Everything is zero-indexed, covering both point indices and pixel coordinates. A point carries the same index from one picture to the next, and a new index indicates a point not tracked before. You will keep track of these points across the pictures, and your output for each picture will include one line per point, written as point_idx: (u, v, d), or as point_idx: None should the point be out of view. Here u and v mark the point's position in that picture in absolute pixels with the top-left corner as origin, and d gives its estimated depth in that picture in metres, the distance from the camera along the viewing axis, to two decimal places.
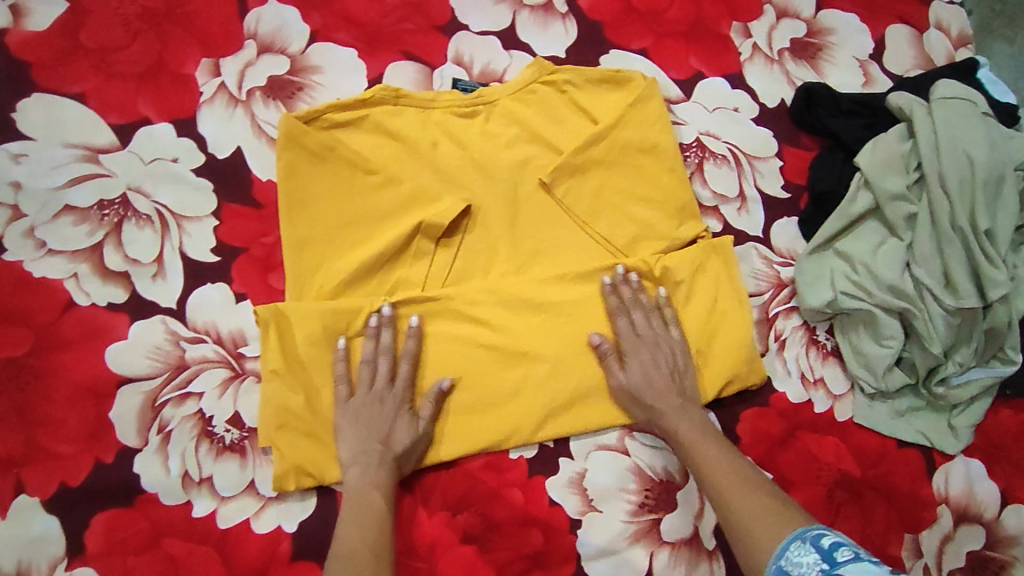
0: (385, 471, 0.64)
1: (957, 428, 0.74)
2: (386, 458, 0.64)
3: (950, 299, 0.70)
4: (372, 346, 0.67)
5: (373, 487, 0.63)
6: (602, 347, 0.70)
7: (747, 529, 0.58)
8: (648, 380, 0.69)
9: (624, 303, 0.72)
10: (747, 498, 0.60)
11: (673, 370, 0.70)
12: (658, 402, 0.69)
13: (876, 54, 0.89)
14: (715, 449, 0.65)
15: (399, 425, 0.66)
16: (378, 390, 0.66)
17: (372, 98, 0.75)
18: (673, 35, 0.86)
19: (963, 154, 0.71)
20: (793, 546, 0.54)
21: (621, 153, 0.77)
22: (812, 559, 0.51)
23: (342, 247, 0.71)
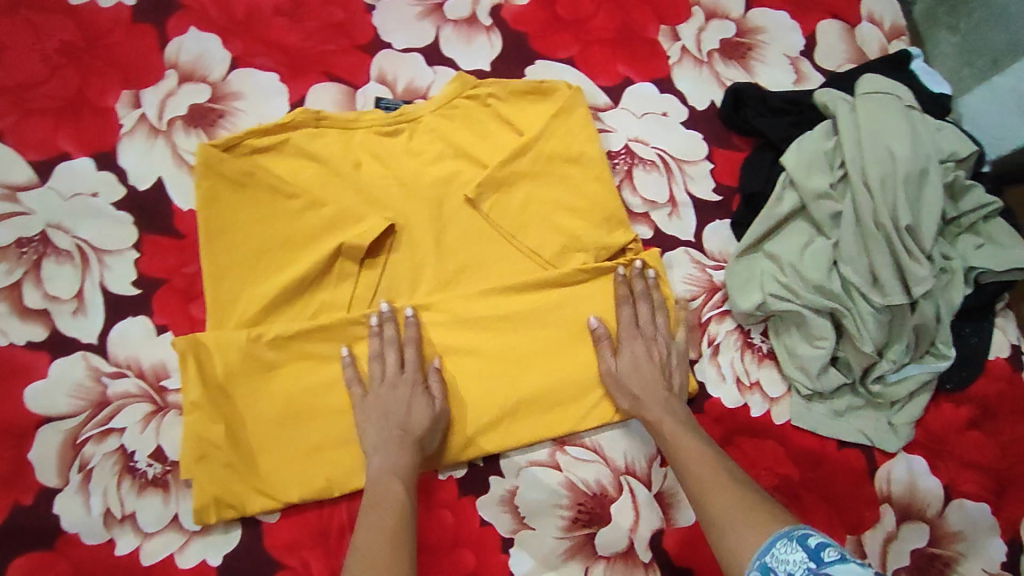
0: (409, 455, 0.64)
1: (896, 426, 0.73)
2: (407, 445, 0.64)
3: (877, 297, 0.69)
4: (378, 342, 0.69)
5: (394, 479, 0.62)
6: (600, 329, 0.71)
7: (722, 529, 0.55)
8: (631, 372, 0.69)
9: (631, 292, 0.72)
10: (727, 495, 0.57)
11: (659, 363, 0.70)
12: (639, 397, 0.68)
13: (807, 51, 0.89)
14: (695, 448, 0.63)
15: (416, 407, 0.66)
16: (391, 377, 0.67)
17: (292, 121, 0.75)
18: (600, 42, 0.86)
19: (886, 149, 0.71)
20: (779, 544, 0.50)
21: (546, 164, 0.77)
22: (799, 558, 0.47)
23: (265, 273, 0.71)
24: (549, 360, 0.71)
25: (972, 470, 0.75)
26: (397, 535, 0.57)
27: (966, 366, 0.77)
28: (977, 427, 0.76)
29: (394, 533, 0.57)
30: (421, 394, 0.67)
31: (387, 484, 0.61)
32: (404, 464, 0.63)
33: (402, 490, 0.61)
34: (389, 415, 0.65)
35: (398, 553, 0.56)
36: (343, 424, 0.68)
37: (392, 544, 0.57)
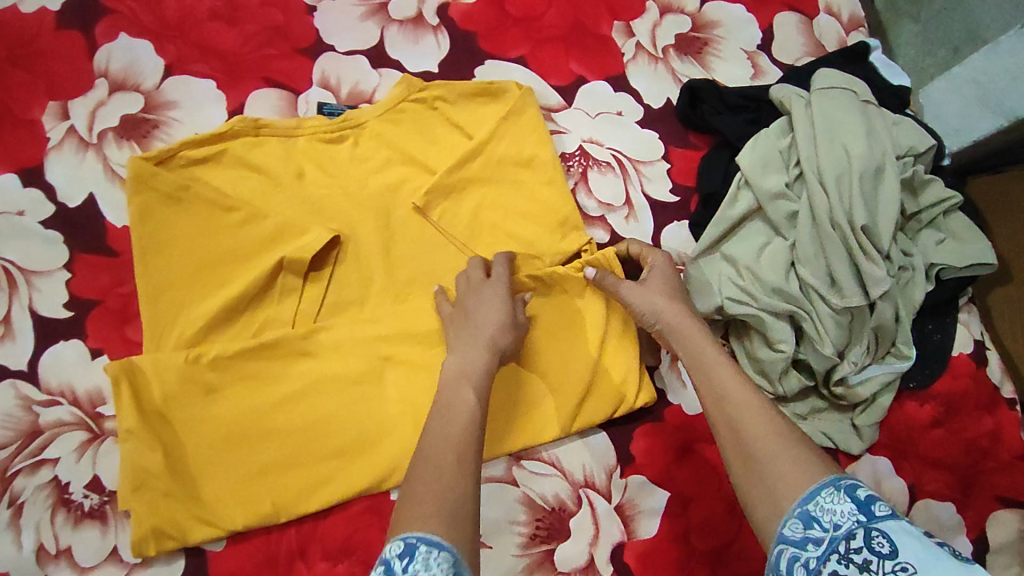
0: (485, 357, 0.59)
1: (860, 428, 0.72)
2: (480, 343, 0.60)
3: (835, 298, 0.68)
4: (464, 278, 0.68)
5: (465, 385, 0.56)
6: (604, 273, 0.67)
7: (763, 464, 0.49)
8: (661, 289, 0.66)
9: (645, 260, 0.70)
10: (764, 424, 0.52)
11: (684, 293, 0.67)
12: (666, 315, 0.63)
13: (764, 44, 0.87)
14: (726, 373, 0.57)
15: (496, 312, 0.64)
16: (475, 285, 0.67)
17: (229, 131, 0.72)
18: (551, 40, 0.83)
19: (841, 147, 0.70)
20: (824, 492, 0.45)
21: (497, 168, 0.75)
22: (848, 509, 0.43)
23: (203, 290, 0.68)
24: (551, 353, 0.70)
25: (938, 469, 0.74)
26: (463, 441, 0.51)
27: (929, 365, 0.77)
28: (940, 424, 0.75)
29: (459, 439, 0.50)
30: (504, 300, 0.65)
31: (457, 390, 0.55)
32: (478, 367, 0.58)
33: (473, 396, 0.55)
34: (467, 318, 0.64)
35: (464, 456, 0.49)
36: (290, 446, 0.65)
37: (455, 449, 0.50)
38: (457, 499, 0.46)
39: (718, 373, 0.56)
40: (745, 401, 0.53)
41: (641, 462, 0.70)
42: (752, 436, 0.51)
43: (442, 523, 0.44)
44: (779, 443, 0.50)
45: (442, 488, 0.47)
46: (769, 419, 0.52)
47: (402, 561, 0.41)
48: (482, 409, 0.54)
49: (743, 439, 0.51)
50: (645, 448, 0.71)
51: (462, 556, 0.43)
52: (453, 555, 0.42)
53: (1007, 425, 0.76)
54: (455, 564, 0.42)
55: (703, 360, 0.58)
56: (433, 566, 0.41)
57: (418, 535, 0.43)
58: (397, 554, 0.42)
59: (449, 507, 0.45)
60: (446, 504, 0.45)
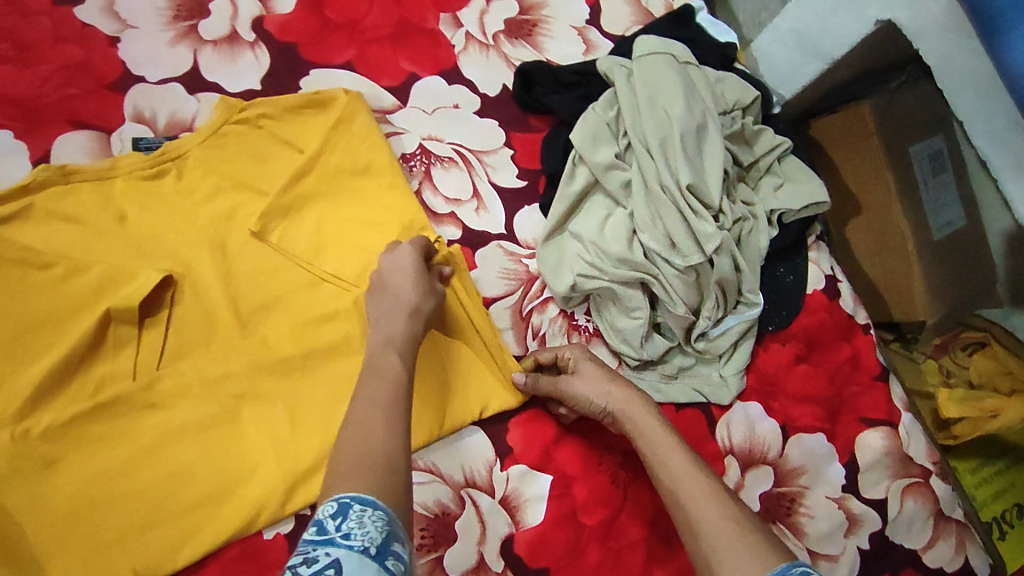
0: (407, 329, 0.59)
1: (726, 377, 0.75)
2: (401, 311, 0.60)
3: (677, 259, 0.69)
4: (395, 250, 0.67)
5: (390, 352, 0.56)
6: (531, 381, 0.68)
7: (717, 555, 0.49)
8: (601, 378, 0.66)
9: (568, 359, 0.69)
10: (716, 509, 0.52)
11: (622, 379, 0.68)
12: (613, 399, 0.64)
13: (593, 19, 0.88)
14: (681, 462, 0.57)
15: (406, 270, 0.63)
16: (392, 257, 0.65)
17: (34, 182, 0.67)
18: (378, 40, 0.82)
19: (662, 110, 0.71)
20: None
21: (333, 180, 0.73)
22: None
23: (25, 359, 0.63)
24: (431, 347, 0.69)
25: (806, 404, 0.77)
26: (392, 402, 0.51)
27: (784, 307, 0.80)
28: (803, 361, 0.79)
29: (387, 400, 0.51)
30: (420, 272, 0.64)
31: (382, 358, 0.56)
32: None
33: (399, 360, 0.56)
34: (387, 292, 0.62)
35: (393, 414, 0.50)
36: (147, 505, 0.61)
37: (383, 411, 0.50)
38: (386, 457, 0.47)
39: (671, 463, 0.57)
40: (697, 486, 0.54)
41: (519, 452, 0.70)
42: (709, 524, 0.51)
43: (374, 484, 0.45)
44: (734, 531, 0.50)
45: (367, 450, 0.47)
46: (721, 502, 0.52)
47: (335, 520, 0.42)
48: (408, 375, 0.55)
49: (698, 530, 0.51)
50: (522, 437, 0.71)
51: (397, 516, 0.44)
52: (387, 513, 0.43)
53: (864, 350, 0.80)
54: (391, 522, 0.43)
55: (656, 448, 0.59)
56: (367, 523, 0.42)
57: (355, 494, 0.44)
58: (332, 513, 0.43)
59: (384, 466, 0.46)
60: (375, 463, 0.46)
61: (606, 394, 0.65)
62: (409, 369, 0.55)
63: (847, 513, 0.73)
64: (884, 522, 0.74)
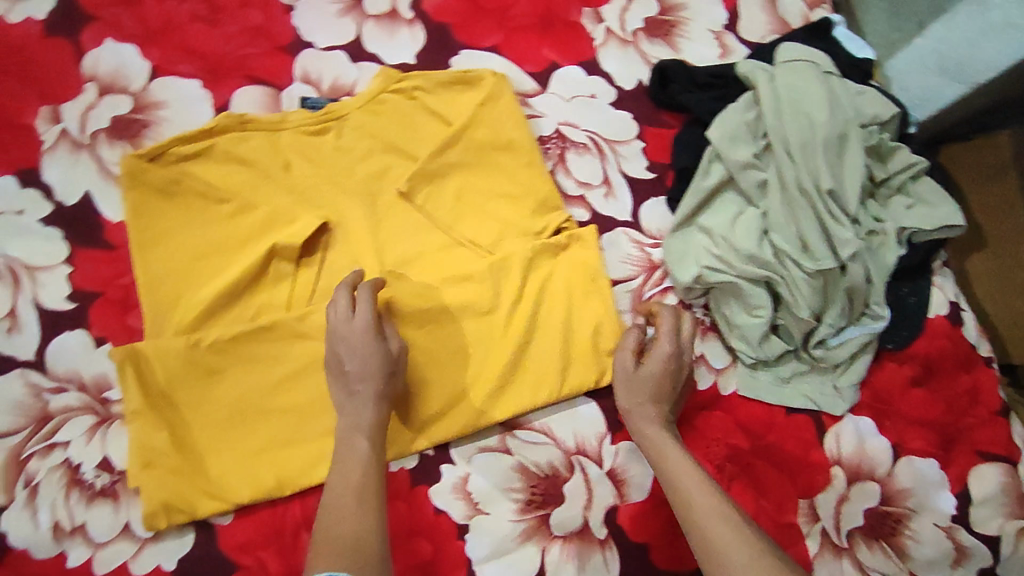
0: (373, 409, 0.62)
1: (841, 388, 0.76)
2: (367, 397, 0.63)
3: (809, 262, 0.70)
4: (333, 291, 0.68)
5: (358, 434, 0.61)
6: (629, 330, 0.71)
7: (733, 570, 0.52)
8: (644, 383, 0.67)
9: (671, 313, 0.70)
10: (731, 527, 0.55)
11: (679, 376, 0.68)
12: (642, 413, 0.66)
13: (731, 25, 0.89)
14: (696, 478, 0.59)
15: (371, 350, 0.63)
16: (342, 318, 0.65)
17: (216, 127, 0.75)
18: (524, 28, 0.85)
19: (805, 116, 0.72)
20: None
21: (477, 153, 0.78)
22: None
23: (201, 278, 0.72)
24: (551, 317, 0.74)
25: (918, 427, 0.76)
26: (363, 485, 0.57)
27: (905, 327, 0.79)
28: (919, 385, 0.78)
29: (358, 482, 0.57)
30: (373, 342, 0.64)
31: (350, 441, 0.60)
32: None
33: (366, 444, 0.60)
34: (344, 369, 0.64)
35: (365, 496, 0.56)
36: (290, 424, 0.69)
37: (357, 496, 0.56)
38: (358, 542, 0.52)
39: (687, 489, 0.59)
40: (715, 509, 0.56)
41: None
42: (724, 537, 0.54)
43: (346, 562, 0.50)
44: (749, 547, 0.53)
45: (347, 533, 0.52)
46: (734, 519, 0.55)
47: None
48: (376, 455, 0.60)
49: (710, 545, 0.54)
50: None
51: None
52: None
53: (986, 384, 0.78)
54: None
55: (673, 472, 0.61)
56: None
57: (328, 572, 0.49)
58: None
59: (355, 548, 0.51)
60: (348, 546, 0.51)
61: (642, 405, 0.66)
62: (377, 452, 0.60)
63: (955, 543, 0.72)
64: (995, 559, 0.72)
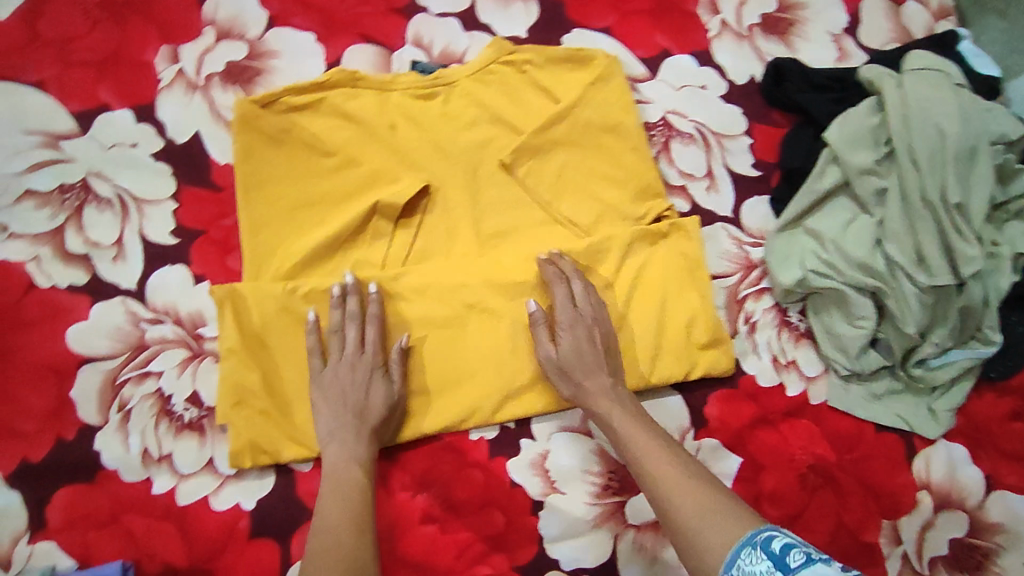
0: (366, 444, 0.64)
1: (936, 412, 0.73)
2: (362, 431, 0.64)
3: (923, 277, 0.68)
4: (339, 315, 0.67)
5: (352, 464, 0.63)
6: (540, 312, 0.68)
7: (690, 530, 0.53)
8: (576, 364, 0.66)
9: (562, 272, 0.70)
10: (684, 490, 0.56)
11: (603, 342, 0.68)
12: (587, 391, 0.66)
13: (851, 28, 0.86)
14: (647, 446, 0.60)
15: (374, 391, 0.66)
16: (350, 355, 0.67)
17: (329, 81, 0.74)
18: (639, 12, 0.83)
19: (935, 126, 0.69)
20: (742, 553, 0.49)
21: (582, 133, 0.76)
22: (765, 568, 0.47)
23: (300, 228, 0.71)
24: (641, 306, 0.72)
25: (1016, 463, 0.72)
26: (361, 513, 0.59)
27: (1011, 357, 0.73)
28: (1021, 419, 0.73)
29: (356, 510, 0.59)
30: (373, 379, 0.66)
31: (344, 470, 0.62)
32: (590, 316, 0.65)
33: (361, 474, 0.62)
34: (344, 399, 0.65)
35: (362, 525, 0.58)
36: None
37: (352, 523, 0.58)
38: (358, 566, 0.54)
39: (653, 461, 0.59)
40: (673, 473, 0.58)
41: (714, 427, 0.72)
42: (677, 501, 0.55)
43: None
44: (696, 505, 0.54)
45: (342, 556, 0.55)
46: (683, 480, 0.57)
47: None
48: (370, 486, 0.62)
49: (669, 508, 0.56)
50: (719, 414, 0.73)
51: None
52: None
53: None
54: None
55: (636, 445, 0.61)
56: None
57: None
58: None
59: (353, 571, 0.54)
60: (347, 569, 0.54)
61: (576, 390, 0.67)
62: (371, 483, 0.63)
63: None
64: None
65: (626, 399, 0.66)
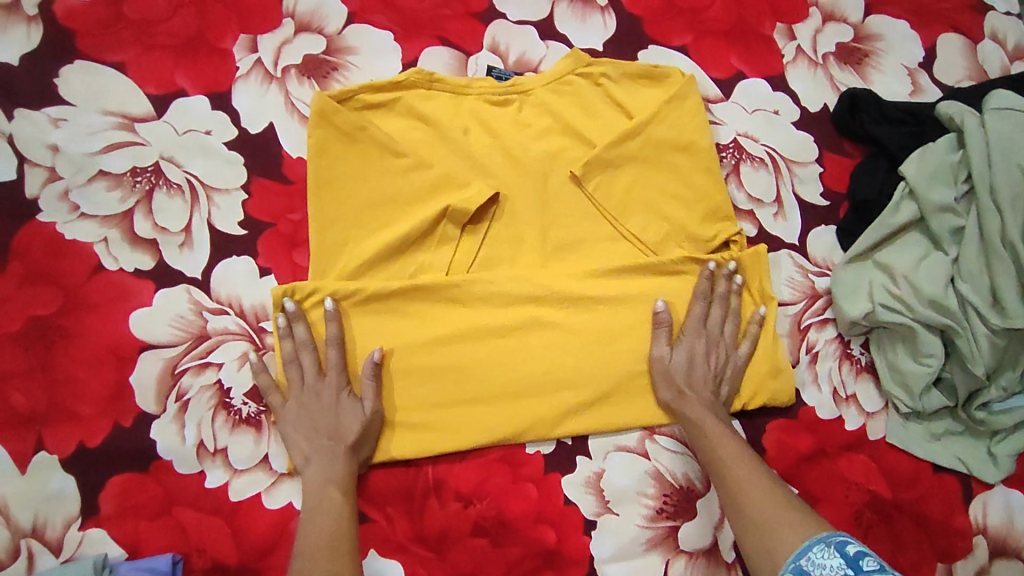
0: (344, 463, 0.63)
1: (997, 456, 0.72)
2: (337, 450, 0.63)
3: (996, 318, 0.67)
4: (290, 345, 0.66)
5: (330, 486, 0.62)
6: (664, 317, 0.69)
7: (763, 528, 0.57)
8: (678, 376, 0.68)
9: (709, 291, 0.71)
10: (762, 493, 0.60)
11: (715, 365, 0.69)
12: (686, 402, 0.67)
13: (926, 63, 0.86)
14: (732, 448, 0.64)
15: (344, 414, 0.64)
16: (310, 382, 0.65)
17: (406, 81, 0.74)
18: (714, 34, 0.83)
19: (1017, 167, 0.68)
20: (815, 548, 0.53)
21: (656, 150, 0.75)
22: (836, 564, 0.50)
23: (367, 228, 0.70)
24: None
25: None
26: (337, 534, 0.59)
27: None
28: None
29: (332, 531, 0.59)
30: (336, 404, 0.65)
31: (322, 492, 0.62)
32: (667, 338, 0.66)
33: (339, 494, 0.62)
34: (313, 423, 0.64)
35: (339, 547, 0.58)
36: (434, 388, 0.68)
37: (331, 544, 0.58)
38: None
39: (734, 466, 0.63)
40: (751, 476, 0.62)
41: (771, 456, 0.71)
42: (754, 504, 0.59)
43: None
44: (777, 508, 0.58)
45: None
46: (764, 487, 0.61)
47: None
48: (350, 506, 0.62)
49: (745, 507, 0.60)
50: (777, 443, 0.72)
51: None
52: None
53: None
54: None
55: (718, 450, 0.64)
56: None
57: None
58: None
59: None
60: None
61: (679, 397, 0.68)
62: (349, 502, 0.62)
63: None
64: None
65: (720, 414, 0.68)
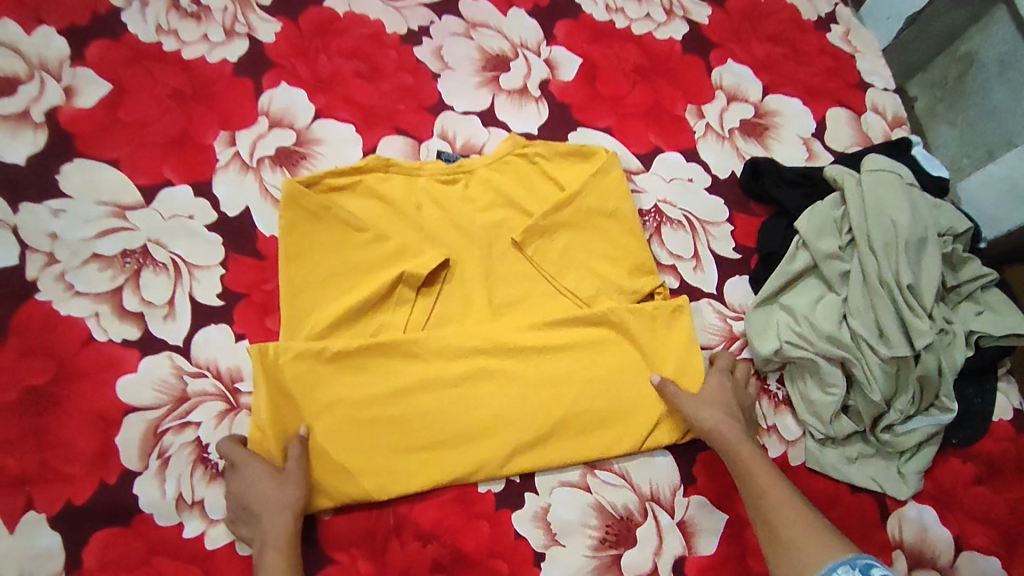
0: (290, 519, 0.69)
1: (905, 474, 0.80)
2: (272, 512, 0.69)
3: (884, 348, 0.77)
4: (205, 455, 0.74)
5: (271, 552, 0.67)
6: (667, 382, 0.78)
7: (794, 551, 0.66)
8: (712, 403, 0.78)
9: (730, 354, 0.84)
10: (795, 518, 0.68)
11: (741, 400, 0.80)
12: (720, 425, 0.76)
13: (818, 133, 1.00)
14: (764, 471, 0.72)
15: (265, 483, 0.70)
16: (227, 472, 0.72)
17: (365, 166, 0.84)
18: (634, 116, 0.97)
19: (889, 219, 0.80)
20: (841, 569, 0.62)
21: (585, 217, 0.85)
22: None
23: (333, 294, 0.79)
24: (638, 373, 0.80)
25: (978, 523, 0.80)
26: None
27: (970, 423, 0.83)
28: (982, 482, 0.82)
29: None
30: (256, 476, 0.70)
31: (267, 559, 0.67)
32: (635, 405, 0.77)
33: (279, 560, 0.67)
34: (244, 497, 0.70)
35: None
36: (393, 435, 0.75)
37: None
38: None
39: (763, 484, 0.71)
40: (781, 498, 0.70)
41: (701, 484, 0.80)
42: (784, 525, 0.68)
43: None
44: (807, 529, 0.67)
45: None
46: (793, 505, 0.69)
47: None
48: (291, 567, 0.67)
49: (775, 526, 0.68)
50: (706, 471, 0.81)
51: None
52: None
53: None
54: None
55: (750, 470, 0.73)
56: None
57: None
58: None
59: None
60: None
61: (718, 417, 0.76)
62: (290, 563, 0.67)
63: None
64: None
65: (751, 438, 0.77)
